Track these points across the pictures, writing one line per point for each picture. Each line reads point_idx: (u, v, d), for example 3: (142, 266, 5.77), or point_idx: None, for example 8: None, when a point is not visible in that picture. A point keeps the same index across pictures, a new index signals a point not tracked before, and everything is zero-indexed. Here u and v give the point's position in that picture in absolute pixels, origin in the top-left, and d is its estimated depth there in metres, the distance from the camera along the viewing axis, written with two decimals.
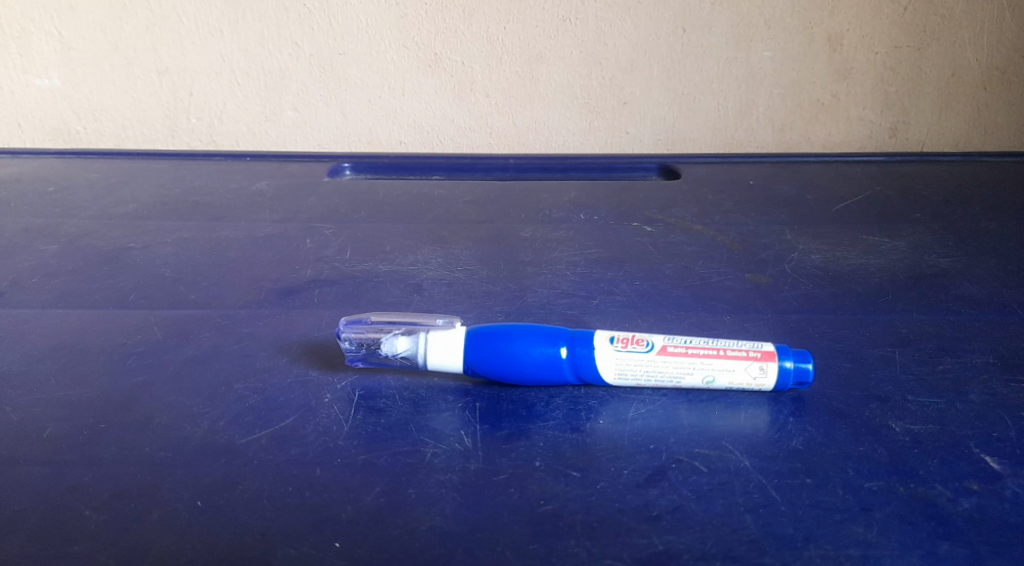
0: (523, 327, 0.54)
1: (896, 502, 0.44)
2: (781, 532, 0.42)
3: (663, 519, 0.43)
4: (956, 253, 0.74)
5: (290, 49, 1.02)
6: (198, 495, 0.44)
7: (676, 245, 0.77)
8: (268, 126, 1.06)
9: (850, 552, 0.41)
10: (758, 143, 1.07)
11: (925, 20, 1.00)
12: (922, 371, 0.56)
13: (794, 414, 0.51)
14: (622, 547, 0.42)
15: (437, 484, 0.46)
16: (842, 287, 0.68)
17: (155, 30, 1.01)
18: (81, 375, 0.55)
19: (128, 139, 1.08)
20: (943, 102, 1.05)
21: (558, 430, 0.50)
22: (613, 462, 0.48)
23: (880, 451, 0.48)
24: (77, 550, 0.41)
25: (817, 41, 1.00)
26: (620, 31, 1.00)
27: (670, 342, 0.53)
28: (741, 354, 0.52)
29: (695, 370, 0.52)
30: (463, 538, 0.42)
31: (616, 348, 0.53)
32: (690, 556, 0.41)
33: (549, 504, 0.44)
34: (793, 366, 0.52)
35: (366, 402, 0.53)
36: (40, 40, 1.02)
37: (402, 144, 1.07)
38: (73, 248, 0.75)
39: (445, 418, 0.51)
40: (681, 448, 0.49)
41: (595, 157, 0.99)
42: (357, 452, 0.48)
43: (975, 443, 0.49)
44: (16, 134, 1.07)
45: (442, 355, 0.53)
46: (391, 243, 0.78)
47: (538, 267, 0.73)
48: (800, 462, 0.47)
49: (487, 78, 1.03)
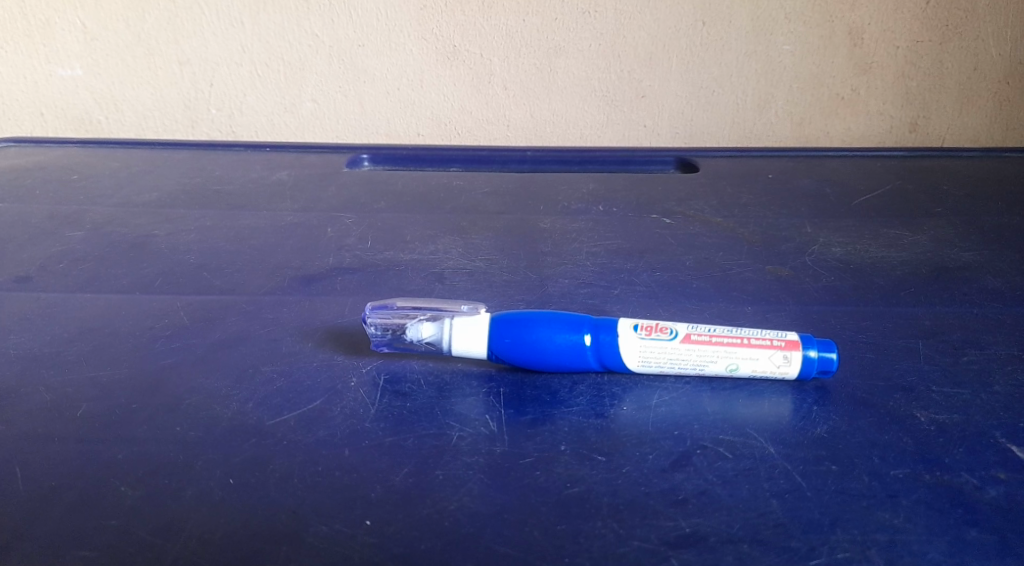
0: (547, 314, 0.54)
1: (922, 490, 0.45)
2: (808, 517, 0.43)
3: (689, 503, 0.44)
4: (978, 247, 0.73)
5: (310, 41, 1.02)
6: (231, 473, 0.45)
7: (696, 237, 0.77)
8: (287, 118, 1.07)
9: (877, 537, 0.41)
10: (776, 137, 1.07)
11: (947, 14, 0.99)
12: (946, 362, 0.56)
13: (818, 403, 0.52)
14: (649, 529, 0.42)
15: (464, 466, 0.46)
16: (864, 279, 0.68)
17: (177, 21, 1.01)
18: (112, 357, 0.55)
19: (148, 129, 1.09)
20: (963, 96, 1.04)
21: (582, 416, 0.50)
22: (638, 447, 0.48)
23: (905, 440, 0.48)
24: (115, 524, 0.42)
25: (838, 34, 1.00)
26: (639, 24, 1.00)
27: (694, 330, 0.53)
28: (766, 343, 0.53)
29: (719, 358, 0.53)
30: (492, 519, 0.43)
31: (640, 335, 0.53)
32: (716, 538, 0.41)
33: (576, 487, 0.45)
34: (817, 356, 0.52)
35: (391, 386, 0.53)
36: (63, 31, 1.03)
37: (420, 136, 1.08)
38: (98, 234, 0.76)
39: (470, 403, 0.51)
40: (706, 435, 0.49)
41: (613, 149, 0.99)
42: (384, 434, 0.48)
43: (1000, 433, 0.49)
44: (39, 123, 1.09)
45: (467, 340, 0.53)
46: (411, 232, 0.78)
47: (558, 257, 0.73)
48: (825, 449, 0.48)
49: (505, 71, 1.03)
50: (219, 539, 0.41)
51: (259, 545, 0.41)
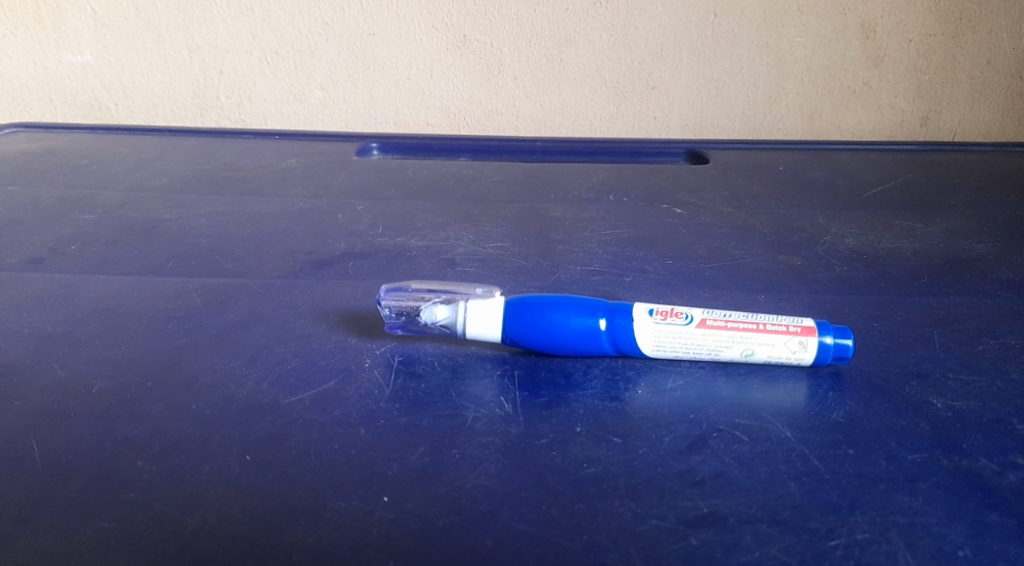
0: (560, 298, 0.54)
1: (940, 473, 0.45)
2: (827, 499, 0.43)
3: (706, 484, 0.44)
4: (990, 238, 0.73)
5: (321, 29, 1.02)
6: (248, 449, 0.45)
7: (708, 227, 0.77)
8: (296, 106, 1.07)
9: (896, 519, 0.41)
10: (787, 129, 1.07)
11: (961, 8, 0.99)
12: (962, 351, 0.55)
13: (834, 389, 0.51)
14: (667, 509, 0.42)
15: (480, 446, 0.46)
16: (878, 269, 0.68)
17: (187, 8, 1.01)
18: (125, 337, 0.55)
19: (157, 116, 1.09)
20: (975, 91, 1.04)
21: (597, 399, 0.50)
22: (654, 430, 0.48)
23: (922, 426, 0.48)
24: (133, 497, 0.42)
25: (851, 27, 1.00)
26: (651, 14, 0.99)
27: (709, 315, 0.53)
28: (782, 328, 0.52)
29: (735, 343, 0.52)
30: (509, 497, 0.43)
31: (656, 320, 0.53)
32: (735, 519, 0.41)
33: (592, 468, 0.45)
34: (833, 342, 0.52)
35: (405, 367, 0.53)
36: (73, 17, 1.02)
37: (429, 126, 1.08)
38: (109, 218, 0.76)
39: (484, 385, 0.51)
40: (721, 418, 0.49)
41: (623, 140, 0.98)
42: (400, 414, 0.48)
43: (1017, 419, 0.49)
44: (49, 110, 1.09)
45: (481, 325, 0.53)
46: (423, 219, 0.78)
47: (569, 245, 0.73)
48: (841, 434, 0.48)
49: (515, 61, 1.03)
50: (237, 515, 0.41)
51: (279, 520, 0.41)
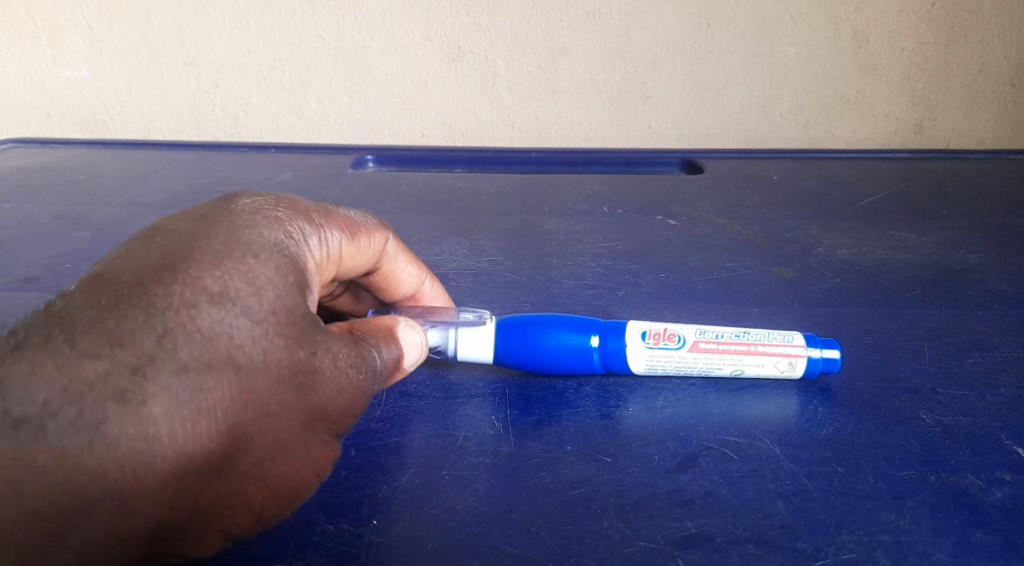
0: (551, 316, 0.54)
1: (928, 491, 0.45)
2: (816, 517, 0.43)
3: (695, 503, 0.44)
4: (983, 249, 0.73)
5: (316, 42, 1.02)
6: None
7: (701, 239, 0.77)
8: (292, 119, 1.07)
9: (884, 539, 0.42)
10: (781, 138, 1.07)
11: (953, 17, 0.99)
12: (952, 365, 0.56)
13: (823, 405, 0.52)
14: (655, 530, 0.42)
15: (470, 466, 0.47)
16: (870, 280, 0.68)
17: (184, 22, 1.02)
18: None
19: (154, 130, 1.09)
20: (968, 99, 1.04)
21: (587, 417, 0.50)
22: (644, 448, 0.48)
23: (911, 442, 0.48)
24: None
25: (843, 36, 1.00)
26: (644, 25, 1.00)
27: (702, 337, 0.53)
28: (773, 348, 0.53)
29: (726, 365, 0.53)
30: (497, 519, 0.43)
31: (649, 345, 0.53)
32: (723, 539, 0.42)
33: (581, 488, 0.45)
34: (821, 356, 0.53)
35: (397, 387, 0.54)
36: (70, 32, 1.03)
37: (424, 137, 1.08)
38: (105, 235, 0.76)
39: (475, 404, 0.52)
40: (711, 436, 0.49)
41: (617, 151, 0.98)
42: (390, 435, 0.49)
43: (1006, 435, 0.49)
44: (46, 124, 1.09)
45: (472, 348, 0.54)
46: (417, 234, 0.78)
47: (562, 259, 0.73)
48: (830, 451, 0.48)
49: (510, 72, 1.03)
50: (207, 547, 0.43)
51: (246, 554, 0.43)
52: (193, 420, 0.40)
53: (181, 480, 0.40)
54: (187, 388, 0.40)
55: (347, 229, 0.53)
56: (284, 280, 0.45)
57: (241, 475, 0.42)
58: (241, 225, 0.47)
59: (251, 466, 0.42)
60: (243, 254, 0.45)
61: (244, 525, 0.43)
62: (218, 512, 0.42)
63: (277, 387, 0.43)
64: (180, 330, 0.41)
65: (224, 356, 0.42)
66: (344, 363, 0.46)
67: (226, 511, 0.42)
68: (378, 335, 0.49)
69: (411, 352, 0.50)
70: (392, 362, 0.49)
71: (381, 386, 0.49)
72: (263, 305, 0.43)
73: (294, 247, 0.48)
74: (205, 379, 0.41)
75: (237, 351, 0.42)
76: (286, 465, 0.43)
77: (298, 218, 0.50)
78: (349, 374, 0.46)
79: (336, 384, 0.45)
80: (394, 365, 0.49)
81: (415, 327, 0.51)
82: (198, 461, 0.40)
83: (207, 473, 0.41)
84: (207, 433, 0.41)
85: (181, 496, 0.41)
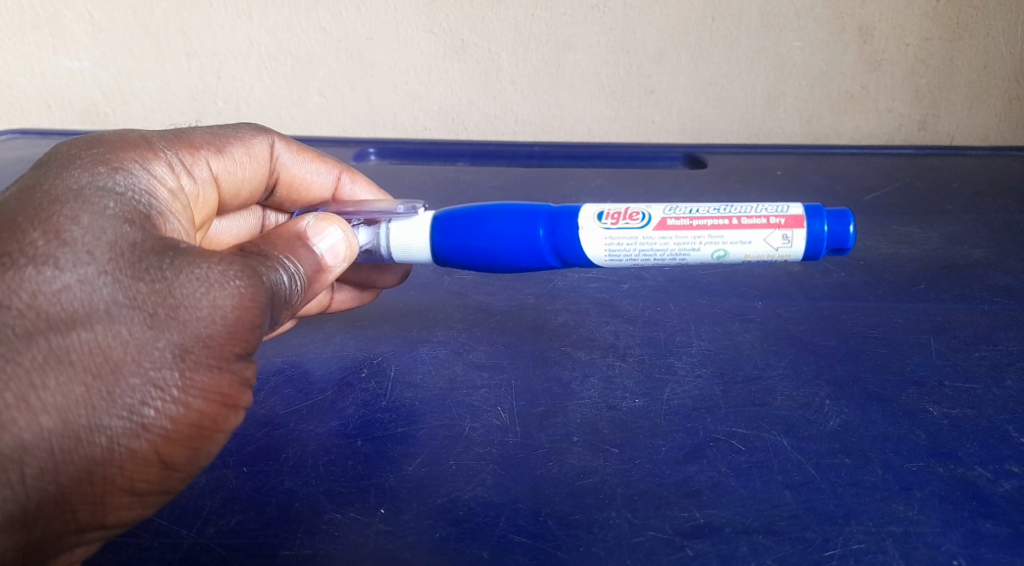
0: (506, 206, 0.56)
1: (936, 482, 0.46)
2: (822, 508, 0.45)
3: (703, 493, 0.45)
4: (989, 244, 0.73)
5: (318, 34, 1.01)
6: (244, 462, 0.49)
7: None
8: (294, 111, 1.07)
9: (891, 529, 0.44)
10: (785, 134, 1.07)
11: (958, 12, 0.97)
12: (958, 358, 0.56)
13: (831, 397, 0.52)
14: (664, 519, 0.44)
15: (477, 456, 0.48)
16: (874, 274, 0.67)
17: (186, 14, 1.00)
18: None
19: (156, 121, 1.09)
20: (972, 95, 1.03)
21: (594, 408, 0.51)
22: (651, 439, 0.49)
23: (918, 434, 0.49)
24: None
25: (848, 31, 0.98)
26: (649, 18, 0.98)
27: (671, 214, 0.53)
28: (763, 221, 0.51)
29: (702, 244, 0.52)
30: (504, 508, 0.45)
31: (606, 227, 0.53)
32: (730, 529, 0.43)
33: (589, 478, 0.46)
34: (824, 236, 0.51)
35: (402, 377, 0.54)
36: (71, 23, 1.02)
37: (427, 130, 1.08)
38: None
39: (483, 394, 0.53)
40: (719, 427, 0.50)
41: (620, 145, 0.98)
42: (396, 424, 0.51)
43: (1013, 427, 0.50)
44: (48, 115, 1.09)
45: (407, 241, 0.57)
46: None
47: None
48: (838, 442, 0.48)
49: (514, 66, 1.02)
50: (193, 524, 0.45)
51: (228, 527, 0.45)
52: (46, 376, 0.40)
53: (48, 439, 0.40)
54: (97, 397, 0.41)
55: (212, 147, 0.59)
56: (116, 222, 0.45)
57: (116, 420, 0.41)
58: (63, 173, 0.46)
59: (123, 409, 0.41)
60: (68, 204, 0.44)
61: (136, 472, 0.42)
62: (100, 465, 0.41)
63: (136, 327, 0.42)
64: (9, 299, 0.41)
65: (67, 314, 0.41)
66: (213, 286, 0.44)
67: (109, 459, 0.41)
68: (273, 248, 0.50)
69: (329, 252, 0.53)
70: (287, 275, 0.49)
71: (271, 304, 0.47)
72: (93, 249, 0.43)
73: (136, 182, 0.49)
74: (41, 339, 0.41)
75: (74, 303, 0.42)
76: (159, 406, 0.42)
77: (137, 156, 0.51)
78: (221, 298, 0.45)
79: (207, 312, 0.44)
80: (283, 278, 0.49)
81: (337, 219, 0.54)
82: (60, 418, 0.40)
83: (77, 430, 0.40)
84: (66, 385, 0.40)
85: (54, 453, 0.40)
